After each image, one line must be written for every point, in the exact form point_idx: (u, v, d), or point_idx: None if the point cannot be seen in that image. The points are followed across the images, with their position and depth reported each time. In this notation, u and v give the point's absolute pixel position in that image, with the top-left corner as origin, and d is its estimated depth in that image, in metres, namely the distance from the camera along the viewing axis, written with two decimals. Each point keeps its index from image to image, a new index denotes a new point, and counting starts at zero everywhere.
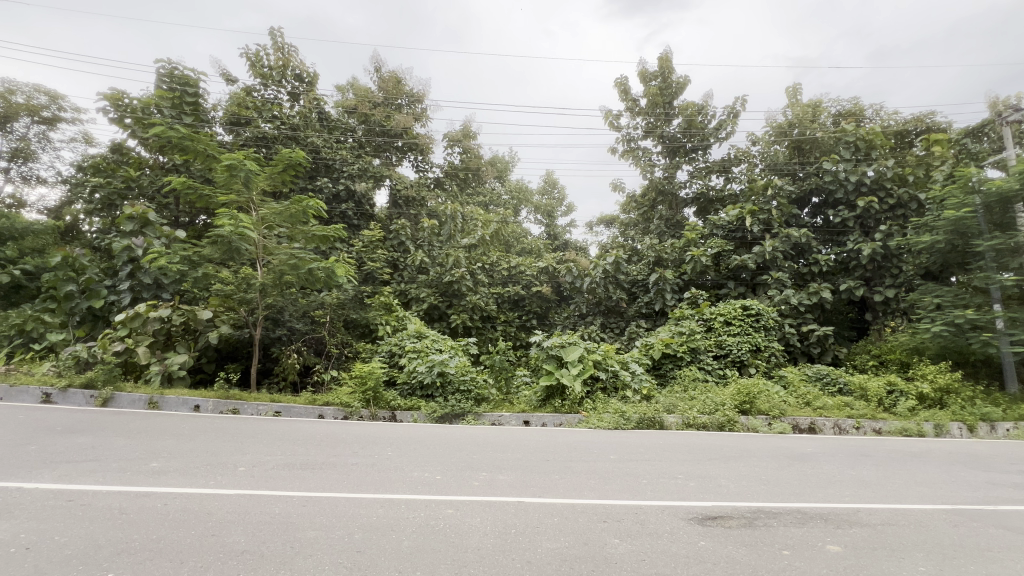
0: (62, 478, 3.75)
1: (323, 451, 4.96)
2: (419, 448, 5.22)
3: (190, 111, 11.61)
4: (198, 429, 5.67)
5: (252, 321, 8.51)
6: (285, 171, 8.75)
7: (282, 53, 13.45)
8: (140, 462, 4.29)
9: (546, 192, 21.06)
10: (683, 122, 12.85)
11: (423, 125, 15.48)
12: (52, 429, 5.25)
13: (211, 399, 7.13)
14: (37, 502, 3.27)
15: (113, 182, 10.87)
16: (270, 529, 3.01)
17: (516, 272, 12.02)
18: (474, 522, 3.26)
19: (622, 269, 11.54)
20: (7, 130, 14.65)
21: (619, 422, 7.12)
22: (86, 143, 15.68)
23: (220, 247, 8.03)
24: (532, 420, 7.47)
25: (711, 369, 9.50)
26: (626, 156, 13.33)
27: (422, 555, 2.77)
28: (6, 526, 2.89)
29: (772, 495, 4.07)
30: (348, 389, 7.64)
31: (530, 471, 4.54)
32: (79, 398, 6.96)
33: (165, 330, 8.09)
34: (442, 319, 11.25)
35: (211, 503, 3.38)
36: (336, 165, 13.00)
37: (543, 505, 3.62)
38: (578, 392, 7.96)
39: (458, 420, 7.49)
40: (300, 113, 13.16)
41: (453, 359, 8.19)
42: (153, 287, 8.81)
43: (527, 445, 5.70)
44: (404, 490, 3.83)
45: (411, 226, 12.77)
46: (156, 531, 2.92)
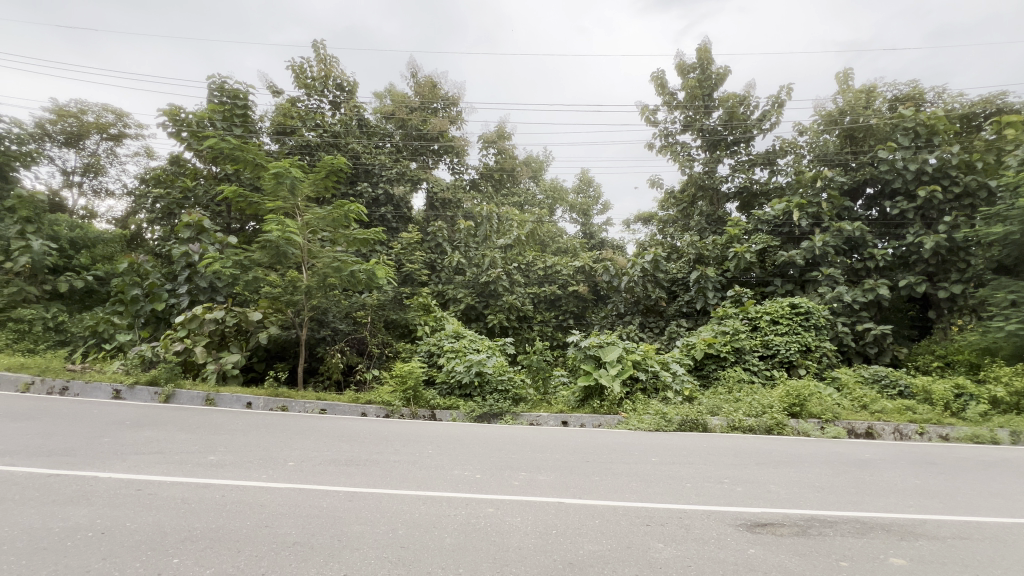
0: (131, 468, 4.04)
1: (366, 448, 5.11)
2: (459, 447, 5.28)
3: (240, 123, 12.26)
4: (250, 425, 5.96)
5: (298, 321, 8.88)
6: (327, 177, 9.08)
7: (324, 64, 13.97)
8: (199, 455, 4.55)
9: (582, 190, 20.80)
10: (724, 114, 12.42)
11: (458, 128, 15.73)
12: (121, 423, 5.65)
13: (262, 397, 7.49)
14: (111, 490, 3.54)
15: (173, 193, 11.66)
16: (318, 522, 3.13)
17: (552, 272, 11.99)
18: (516, 521, 3.26)
19: (661, 267, 11.28)
20: (80, 147, 15.93)
21: (661, 424, 6.94)
22: (148, 156, 16.87)
23: (268, 251, 8.37)
24: (570, 420, 7.40)
25: (757, 370, 9.14)
26: (664, 152, 13.01)
27: (465, 552, 2.80)
28: (84, 511, 3.14)
29: (827, 503, 3.87)
30: (390, 388, 7.82)
31: (570, 472, 4.50)
32: (145, 395, 7.46)
33: (220, 330, 8.55)
34: (479, 320, 11.36)
35: (264, 496, 3.55)
36: (375, 169, 13.34)
37: (583, 507, 3.59)
38: (617, 392, 7.84)
39: (496, 419, 7.52)
40: (341, 120, 13.60)
41: (490, 359, 8.27)
42: (208, 290, 9.35)
43: (566, 445, 5.68)
44: (444, 488, 3.88)
45: (447, 228, 12.97)
46: (215, 520, 3.09)
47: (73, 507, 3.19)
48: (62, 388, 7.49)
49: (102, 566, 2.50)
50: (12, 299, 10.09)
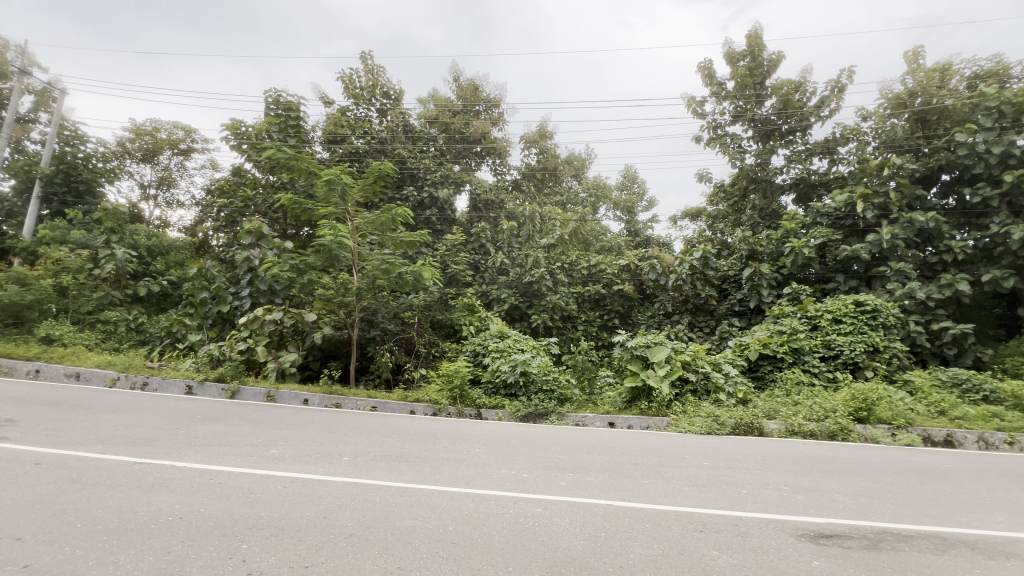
0: (204, 459, 4.36)
1: (416, 445, 5.24)
2: (506, 447, 5.32)
3: (294, 133, 12.92)
4: (308, 421, 6.26)
5: (350, 322, 9.26)
6: (375, 182, 9.40)
7: (372, 73, 14.49)
8: (262, 448, 4.84)
9: (626, 187, 20.40)
10: (777, 102, 11.81)
11: (500, 129, 15.87)
12: (193, 417, 6.09)
13: (317, 394, 7.88)
14: (187, 478, 3.83)
15: (235, 202, 12.46)
16: (372, 516, 3.24)
17: (596, 271, 11.83)
18: (564, 522, 3.25)
19: (711, 264, 10.88)
20: (155, 162, 17.34)
21: (713, 428, 6.68)
22: (213, 169, 18.12)
23: (322, 255, 8.77)
24: (617, 421, 7.29)
25: (818, 372, 8.61)
26: (713, 144, 12.54)
27: (513, 551, 2.82)
28: (164, 497, 3.42)
29: (901, 516, 3.59)
30: (437, 387, 7.98)
31: (618, 473, 4.44)
32: (214, 391, 8.02)
33: (279, 330, 9.05)
34: (523, 319, 11.40)
35: (322, 489, 3.72)
36: (420, 174, 13.67)
37: (632, 510, 3.52)
38: (665, 394, 7.62)
39: (542, 419, 7.52)
40: (388, 127, 14.04)
41: (535, 359, 8.28)
42: (268, 292, 9.88)
43: (614, 447, 5.59)
44: (492, 487, 3.92)
45: (491, 229, 13.11)
46: (278, 510, 3.28)
47: (155, 493, 3.48)
48: (142, 383, 8.19)
49: (181, 548, 2.71)
50: (100, 302, 11.13)
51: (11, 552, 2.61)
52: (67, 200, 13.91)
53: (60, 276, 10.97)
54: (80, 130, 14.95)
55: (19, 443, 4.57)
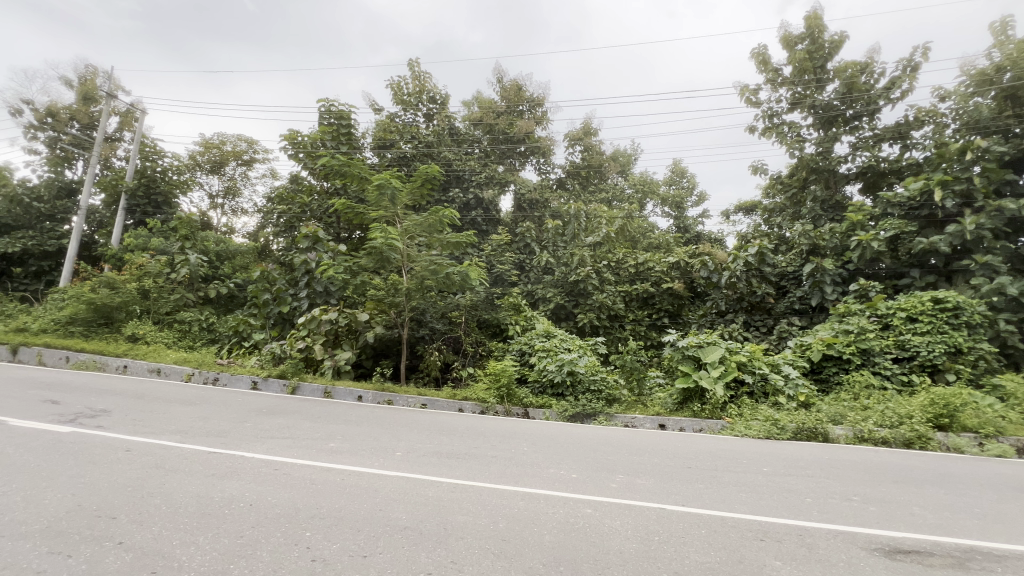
0: (270, 450, 4.65)
1: (466, 442, 5.33)
2: (554, 446, 5.31)
3: (346, 141, 13.49)
4: (362, 417, 6.52)
5: (400, 321, 9.57)
6: (422, 185, 9.68)
7: (419, 79, 14.89)
8: (322, 441, 5.09)
9: (674, 182, 19.76)
10: (840, 86, 11.05)
11: (544, 128, 15.89)
12: (259, 411, 6.49)
13: (371, 391, 8.19)
14: (255, 468, 4.10)
15: (293, 208, 13.18)
16: (425, 510, 3.34)
17: (644, 269, 11.51)
18: (615, 524, 3.20)
19: (768, 260, 10.34)
20: (222, 173, 18.64)
21: (772, 432, 6.36)
22: (273, 177, 19.25)
23: (374, 257, 9.11)
24: (668, 423, 7.08)
25: (890, 374, 7.99)
26: (768, 134, 11.92)
27: (565, 551, 2.80)
28: (235, 485, 3.68)
29: (991, 533, 3.27)
30: (484, 386, 8.06)
31: (670, 477, 4.31)
32: (276, 387, 8.52)
33: (334, 330, 9.46)
34: (569, 319, 11.32)
35: (377, 482, 3.88)
36: (466, 175, 13.88)
37: (687, 514, 3.41)
38: (720, 395, 7.31)
39: (590, 419, 7.44)
40: (434, 130, 14.33)
41: (582, 359, 8.22)
42: (323, 293, 10.26)
43: (666, 449, 5.44)
44: (541, 486, 3.93)
45: (535, 228, 13.12)
46: (337, 501, 3.44)
47: (228, 481, 3.75)
48: (214, 379, 8.83)
49: (252, 533, 2.90)
50: (177, 304, 12.07)
51: (107, 529, 2.89)
52: (148, 210, 15.22)
53: (142, 280, 12.00)
54: (158, 146, 16.32)
55: (112, 431, 5.06)
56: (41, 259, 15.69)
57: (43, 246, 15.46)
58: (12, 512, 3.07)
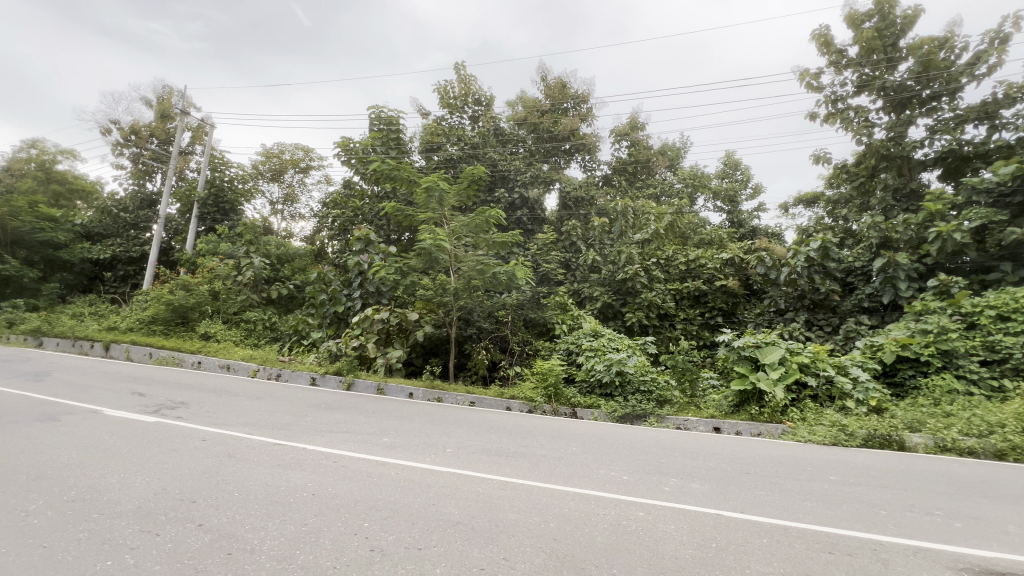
0: (329, 443, 4.88)
1: (514, 441, 5.38)
2: (604, 447, 5.23)
3: (395, 146, 13.94)
4: (414, 414, 6.70)
5: (448, 321, 9.76)
6: (469, 186, 9.84)
7: (464, 82, 15.14)
8: (376, 436, 5.29)
9: (727, 175, 18.91)
10: (915, 65, 10.17)
11: (590, 125, 15.70)
12: (318, 406, 6.83)
13: (421, 388, 8.41)
14: (316, 460, 4.33)
15: (347, 212, 13.78)
16: (477, 506, 3.39)
17: (695, 266, 11.11)
18: (670, 529, 3.11)
19: (832, 255, 9.69)
20: (282, 180, 19.78)
21: (839, 439, 5.96)
22: (327, 183, 20.20)
23: (423, 258, 9.35)
24: (723, 426, 6.79)
25: (978, 378, 7.26)
26: (831, 120, 11.17)
27: (618, 553, 2.76)
28: (299, 475, 3.90)
29: None
30: (532, 385, 8.07)
31: (727, 482, 4.15)
32: (333, 382, 8.94)
33: (386, 328, 9.78)
34: (617, 318, 11.12)
35: (430, 477, 3.98)
36: (511, 175, 13.96)
37: (746, 522, 3.27)
38: (780, 398, 6.93)
39: (640, 420, 7.27)
40: (480, 132, 14.58)
41: (631, 359, 8.07)
42: (375, 293, 10.65)
43: (721, 453, 5.22)
44: (591, 487, 3.89)
45: (581, 226, 13.01)
46: (393, 494, 3.56)
47: (292, 472, 3.97)
48: (276, 375, 9.38)
49: (315, 521, 3.06)
50: (243, 304, 12.94)
51: (189, 512, 3.14)
52: (217, 218, 16.40)
53: (213, 282, 12.95)
54: (225, 157, 17.54)
55: (189, 422, 5.49)
56: (128, 264, 17.28)
57: (129, 252, 17.01)
58: (109, 493, 3.40)
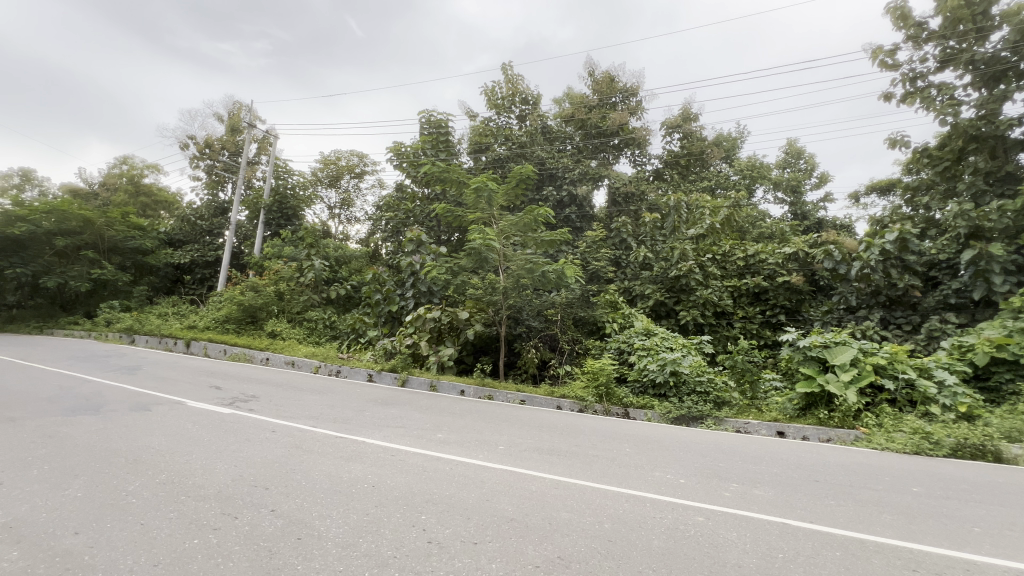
0: (387, 437, 5.09)
1: (566, 440, 5.35)
2: (658, 449, 5.10)
3: (444, 148, 14.26)
4: (466, 411, 6.84)
5: (498, 319, 9.82)
6: (517, 186, 9.90)
7: (511, 82, 15.22)
8: (431, 432, 5.44)
9: (789, 164, 17.82)
10: (1011, 34, 9.11)
11: (639, 118, 15.29)
12: (375, 401, 7.12)
13: (472, 386, 8.56)
14: (375, 453, 4.52)
15: (399, 215, 14.28)
16: (530, 504, 3.42)
17: (755, 262, 10.62)
18: (731, 536, 2.99)
19: (911, 247, 8.95)
20: (339, 186, 20.78)
21: (922, 447, 5.47)
22: (381, 187, 21.00)
23: (473, 257, 9.50)
24: (788, 430, 6.42)
25: None
26: (909, 101, 10.26)
27: (676, 558, 2.69)
28: (360, 467, 4.09)
29: None
30: (582, 384, 8.00)
31: (794, 490, 3.92)
32: (389, 379, 9.28)
33: (437, 327, 10.03)
34: (670, 316, 10.79)
35: (483, 473, 4.06)
36: (559, 173, 13.87)
37: (815, 532, 3.08)
38: (852, 402, 6.43)
39: (696, 423, 7.01)
40: (527, 131, 14.66)
41: (686, 359, 7.81)
42: (427, 293, 10.96)
43: (787, 459, 4.94)
44: (647, 489, 3.81)
45: (632, 223, 12.75)
46: (448, 489, 3.65)
47: (354, 464, 4.17)
48: (336, 371, 9.87)
49: (376, 511, 3.20)
50: (305, 304, 13.70)
51: (262, 497, 3.37)
52: (281, 223, 17.47)
53: (279, 283, 13.82)
54: (288, 166, 18.66)
55: (261, 414, 5.91)
56: (204, 268, 18.76)
57: (205, 257, 18.45)
58: (194, 477, 3.73)
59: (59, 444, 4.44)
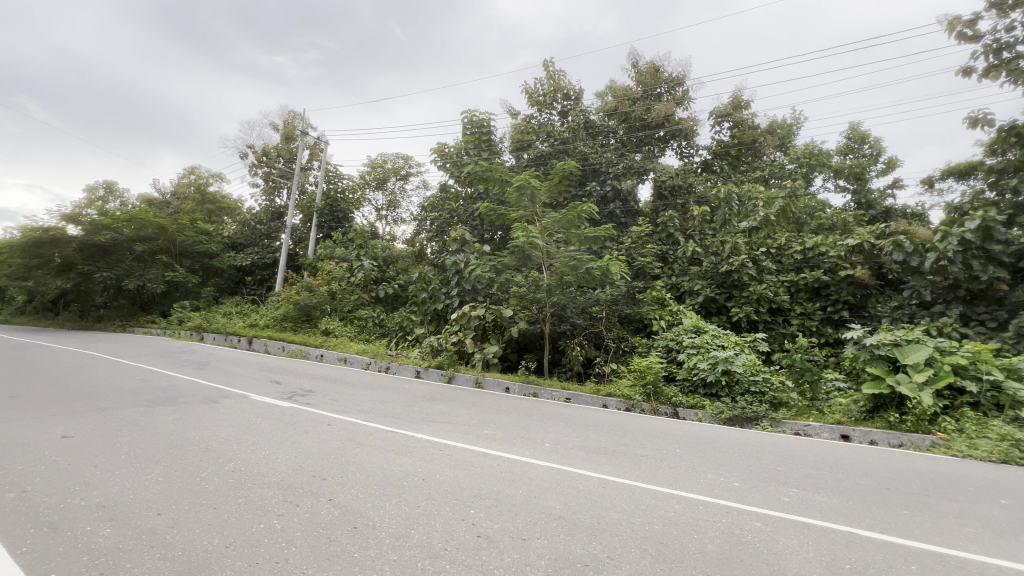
0: (435, 432, 5.22)
1: (613, 439, 5.28)
2: (711, 450, 4.93)
3: (486, 147, 14.39)
4: (512, 408, 6.88)
5: (542, 317, 9.77)
6: (560, 182, 9.83)
7: (553, 78, 15.14)
8: (477, 428, 5.52)
9: (852, 150, 16.64)
10: None
11: (686, 108, 14.78)
12: (423, 397, 7.30)
13: (517, 383, 8.61)
14: (424, 447, 4.64)
15: (444, 214, 14.57)
16: (578, 502, 3.40)
17: (814, 255, 10.05)
18: (792, 543, 2.84)
19: (996, 236, 8.03)
20: (386, 188, 21.44)
21: (1011, 456, 4.98)
22: (426, 188, 21.48)
23: (516, 255, 9.52)
24: (853, 434, 6.02)
25: None
26: (992, 75, 9.31)
27: (732, 564, 2.59)
28: (411, 461, 4.22)
29: None
30: (629, 382, 7.86)
31: (861, 497, 3.67)
32: (435, 376, 9.50)
33: (482, 325, 10.18)
34: (721, 313, 10.39)
35: (529, 470, 4.08)
36: (602, 168, 13.64)
37: (885, 543, 2.88)
38: (927, 405, 5.92)
39: (750, 424, 6.72)
40: (569, 127, 14.56)
41: (739, 357, 7.50)
42: (472, 291, 11.14)
43: (851, 464, 4.63)
44: (699, 491, 3.70)
45: (679, 217, 12.36)
46: (495, 484, 3.70)
47: (404, 457, 4.31)
48: (386, 367, 10.22)
49: (427, 504, 3.29)
50: (356, 303, 14.25)
51: (320, 487, 3.55)
52: (333, 225, 18.26)
53: (331, 283, 14.47)
54: (338, 170, 19.46)
55: (317, 408, 6.22)
56: (264, 270, 19.91)
57: (264, 259, 19.58)
58: (259, 466, 3.98)
59: (143, 432, 4.87)
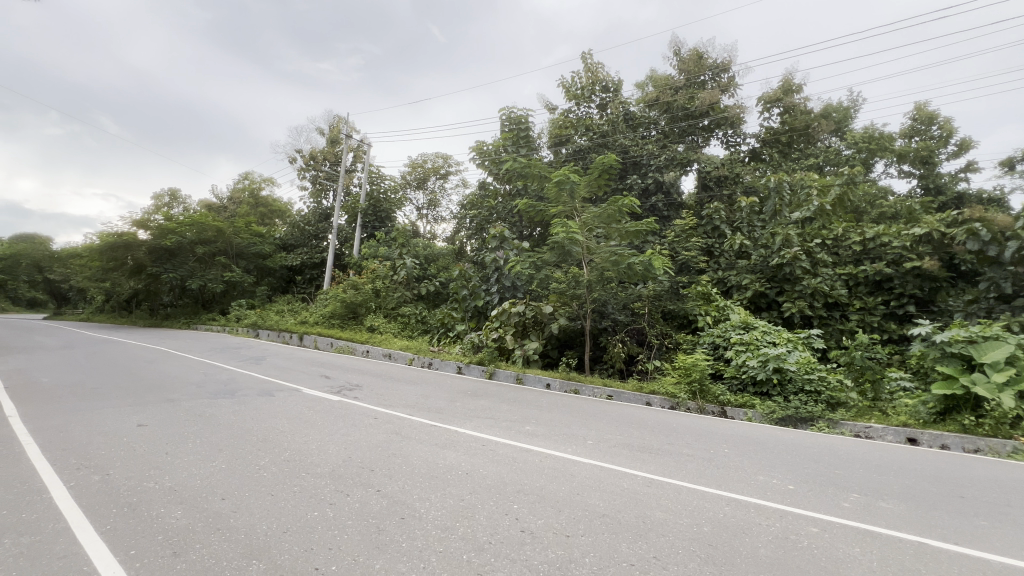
0: (477, 428, 5.28)
1: (658, 437, 5.15)
2: (763, 451, 4.72)
3: (524, 143, 14.36)
4: (553, 404, 6.86)
5: (582, 313, 9.64)
6: (600, 177, 9.68)
7: (591, 71, 14.91)
8: (519, 424, 5.53)
9: (918, 132, 15.43)
10: None
11: (732, 95, 14.20)
12: (465, 393, 7.42)
13: (558, 380, 8.58)
14: (467, 442, 4.71)
15: (482, 212, 14.69)
16: (622, 501, 3.35)
17: (875, 247, 9.45)
18: (854, 552, 2.68)
19: None
20: (427, 187, 21.86)
21: None
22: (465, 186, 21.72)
23: (556, 251, 9.42)
24: (922, 437, 5.60)
25: None
26: None
27: (786, 570, 2.48)
28: (454, 455, 4.29)
29: None
30: (673, 380, 7.66)
31: (930, 505, 3.42)
32: (476, 371, 9.61)
33: (522, 321, 10.21)
34: (772, 308, 9.93)
35: (572, 467, 4.05)
36: (643, 160, 13.29)
37: (960, 555, 2.67)
38: (1009, 408, 5.40)
39: (805, 425, 6.39)
40: (608, 119, 14.29)
41: (792, 355, 7.15)
42: (511, 288, 11.20)
43: (919, 470, 4.31)
44: (751, 493, 3.55)
45: (725, 209, 11.91)
46: (538, 480, 3.71)
47: (448, 451, 4.39)
48: (428, 363, 10.43)
49: (471, 497, 3.34)
50: (399, 300, 14.64)
51: (369, 478, 3.67)
52: (376, 225, 18.81)
53: (375, 281, 14.92)
54: (380, 171, 20.01)
55: (364, 402, 6.45)
56: (312, 269, 20.78)
57: (313, 258, 20.42)
58: (312, 456, 4.18)
59: (206, 422, 5.21)
